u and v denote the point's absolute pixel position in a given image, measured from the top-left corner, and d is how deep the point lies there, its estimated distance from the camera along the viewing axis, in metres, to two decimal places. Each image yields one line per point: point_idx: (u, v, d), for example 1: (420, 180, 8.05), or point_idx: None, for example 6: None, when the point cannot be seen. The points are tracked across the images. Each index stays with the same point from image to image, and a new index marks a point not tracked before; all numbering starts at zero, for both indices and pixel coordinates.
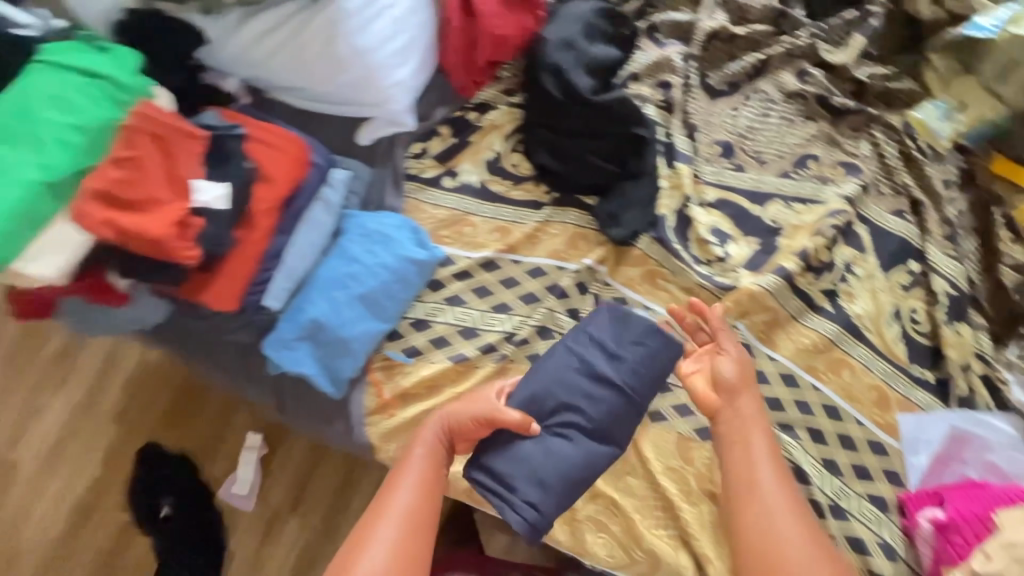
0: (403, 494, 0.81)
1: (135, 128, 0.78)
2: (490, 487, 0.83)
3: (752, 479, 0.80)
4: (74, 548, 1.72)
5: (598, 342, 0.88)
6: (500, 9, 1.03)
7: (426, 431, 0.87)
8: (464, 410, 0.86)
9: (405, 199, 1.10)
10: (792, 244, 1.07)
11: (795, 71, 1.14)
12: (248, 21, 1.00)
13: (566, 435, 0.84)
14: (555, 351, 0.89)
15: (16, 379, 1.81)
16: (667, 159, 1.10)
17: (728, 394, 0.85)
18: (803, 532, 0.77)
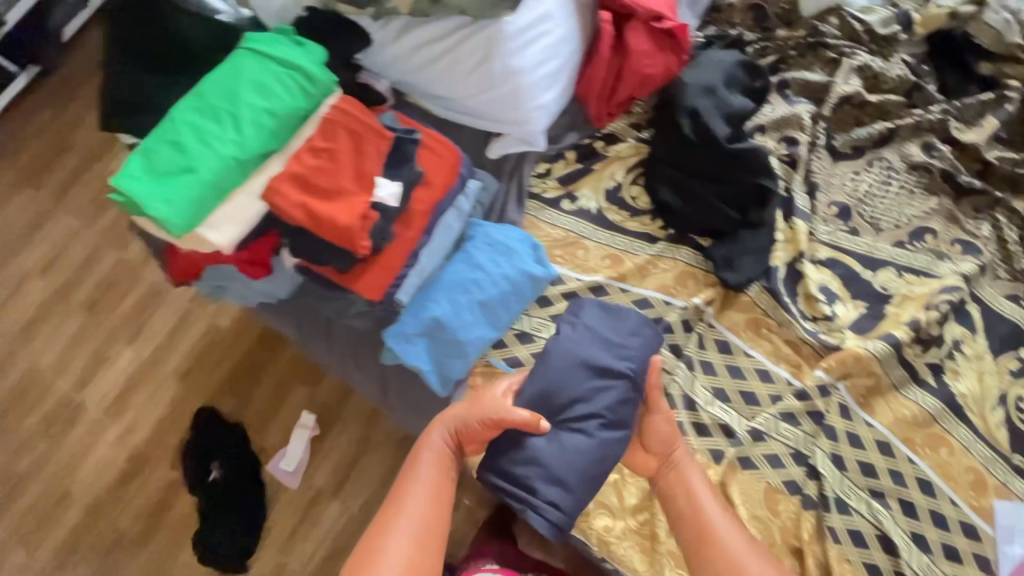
0: (415, 504, 0.85)
1: (334, 117, 0.77)
2: (512, 491, 0.88)
3: (698, 516, 0.87)
4: (121, 497, 1.74)
5: (596, 335, 0.94)
6: (652, 49, 1.06)
7: (432, 433, 0.92)
8: (467, 412, 0.90)
9: (524, 215, 1.14)
10: (901, 313, 1.07)
11: (921, 144, 1.15)
12: (411, 30, 1.05)
13: (579, 430, 0.90)
14: (559, 349, 0.93)
15: (96, 325, 1.88)
16: (784, 213, 1.12)
17: (664, 445, 0.94)
18: (753, 551, 0.84)
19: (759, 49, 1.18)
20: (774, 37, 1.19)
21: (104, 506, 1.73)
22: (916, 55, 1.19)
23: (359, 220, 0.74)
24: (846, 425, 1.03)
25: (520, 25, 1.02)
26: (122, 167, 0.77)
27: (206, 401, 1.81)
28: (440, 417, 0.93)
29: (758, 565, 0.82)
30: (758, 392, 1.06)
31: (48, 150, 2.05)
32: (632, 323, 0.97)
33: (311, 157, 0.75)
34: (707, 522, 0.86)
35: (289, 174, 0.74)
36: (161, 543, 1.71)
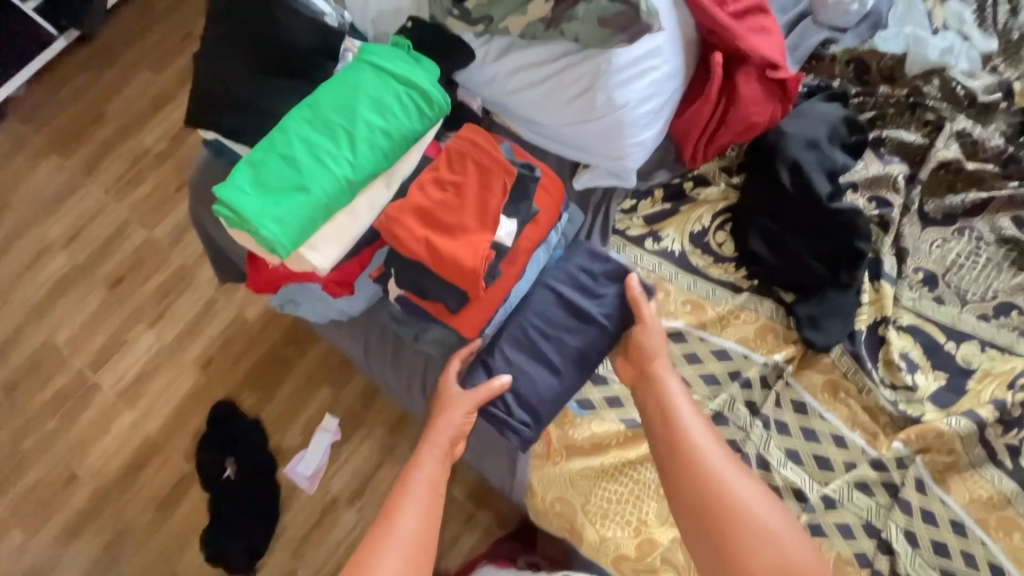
0: (404, 527, 0.79)
1: (460, 152, 0.74)
2: (491, 414, 0.91)
3: (674, 422, 0.84)
4: (123, 490, 1.60)
5: (572, 280, 0.96)
6: (760, 96, 1.03)
7: (427, 448, 0.88)
8: (450, 402, 0.89)
9: (606, 250, 1.10)
10: (981, 390, 1.05)
11: (1013, 217, 1.13)
12: (515, 50, 1.01)
13: (548, 361, 0.92)
14: (535, 287, 0.95)
15: (116, 302, 1.76)
16: (870, 275, 1.11)
17: (646, 357, 0.91)
18: (728, 459, 0.82)
19: (859, 103, 1.18)
20: (876, 92, 1.17)
21: (105, 497, 1.59)
22: (1013, 125, 1.16)
23: (482, 262, 0.70)
24: (921, 501, 1.00)
25: (629, 58, 0.99)
26: (227, 177, 0.73)
27: (225, 394, 1.67)
28: (433, 434, 0.89)
29: (734, 474, 0.80)
30: (833, 457, 1.03)
31: (82, 116, 1.95)
32: (609, 273, 0.96)
33: (438, 191, 0.72)
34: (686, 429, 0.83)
35: (414, 208, 0.71)
36: (164, 542, 1.56)
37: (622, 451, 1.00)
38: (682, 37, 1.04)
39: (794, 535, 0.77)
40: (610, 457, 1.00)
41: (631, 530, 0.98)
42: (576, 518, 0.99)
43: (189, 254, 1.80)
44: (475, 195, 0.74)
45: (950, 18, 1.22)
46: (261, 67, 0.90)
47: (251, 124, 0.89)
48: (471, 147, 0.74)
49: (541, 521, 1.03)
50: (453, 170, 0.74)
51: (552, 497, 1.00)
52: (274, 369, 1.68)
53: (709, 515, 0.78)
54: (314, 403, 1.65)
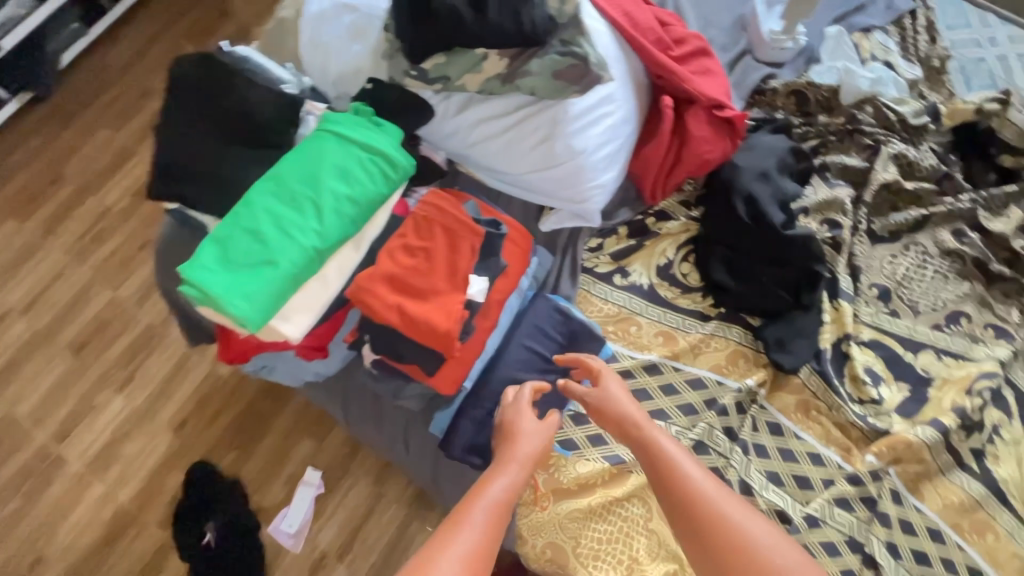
0: (479, 509, 0.72)
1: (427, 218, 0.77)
2: (475, 465, 0.92)
3: (664, 471, 0.80)
4: (95, 568, 1.52)
5: (541, 335, 0.97)
6: (711, 134, 1.08)
7: (510, 466, 0.80)
8: (527, 424, 0.85)
9: (577, 289, 1.13)
10: (943, 398, 1.10)
11: (953, 230, 1.20)
12: (475, 105, 1.05)
13: None
14: (509, 344, 0.96)
15: (82, 368, 1.70)
16: (829, 294, 1.15)
17: (616, 413, 0.88)
18: (729, 496, 0.77)
19: (802, 132, 1.24)
20: (816, 122, 1.24)
21: None
22: (944, 144, 1.25)
23: (455, 321, 0.71)
24: (898, 512, 1.03)
25: (584, 106, 1.03)
26: (192, 255, 0.73)
27: (202, 456, 1.61)
28: (510, 457, 0.81)
29: (734, 507, 0.76)
30: (811, 475, 1.06)
31: (38, 179, 1.91)
32: (579, 325, 0.99)
33: (407, 257, 0.74)
34: (678, 476, 0.79)
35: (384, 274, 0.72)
36: None
37: (608, 489, 1.02)
38: (633, 83, 1.09)
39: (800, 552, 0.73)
40: (597, 495, 1.01)
41: (623, 570, 0.98)
42: (569, 562, 0.99)
43: (156, 313, 1.76)
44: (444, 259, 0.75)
45: (876, 49, 1.31)
46: (224, 138, 0.91)
47: (213, 195, 0.88)
48: (438, 212, 0.78)
49: (533, 568, 1.02)
50: (423, 238, 0.77)
51: (543, 541, 1.00)
52: (252, 423, 1.64)
53: (721, 556, 0.72)
54: (295, 457, 1.60)
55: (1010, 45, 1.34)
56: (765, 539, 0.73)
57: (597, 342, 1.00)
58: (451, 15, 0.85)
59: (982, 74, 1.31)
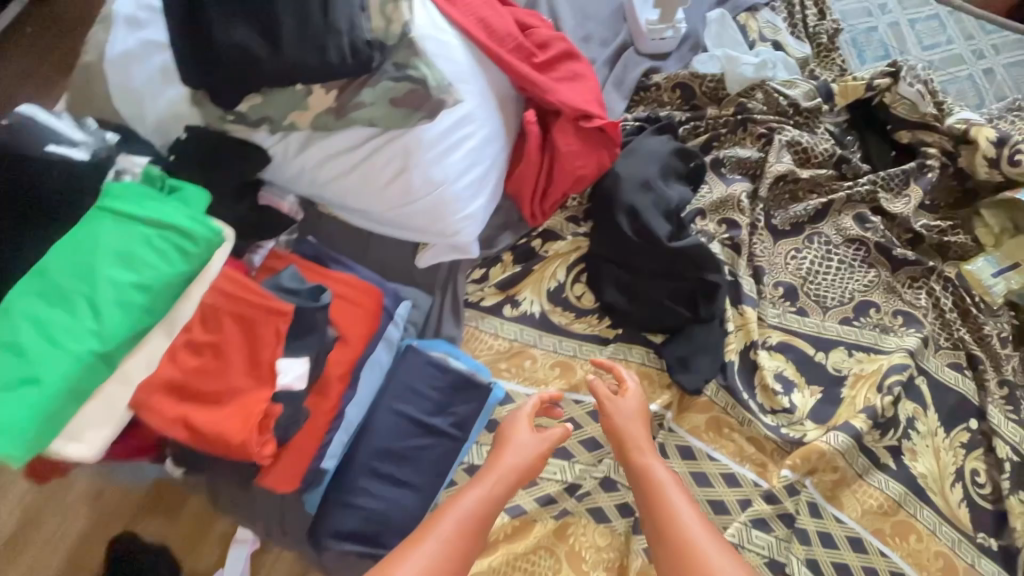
0: (448, 520, 0.69)
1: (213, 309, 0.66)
2: (347, 552, 0.83)
3: (654, 499, 0.74)
4: None
5: (411, 394, 0.88)
6: (582, 148, 1.00)
7: (492, 477, 0.77)
8: (521, 435, 0.82)
9: (464, 327, 1.04)
10: (856, 397, 1.05)
11: (855, 216, 1.14)
12: (315, 142, 0.92)
13: (404, 484, 0.85)
14: (376, 410, 0.86)
15: None
16: (732, 300, 1.08)
17: (624, 431, 0.85)
18: (714, 537, 0.69)
19: (691, 129, 1.15)
20: (704, 116, 1.15)
21: None
22: (839, 124, 1.19)
23: (252, 428, 0.63)
24: (817, 526, 0.99)
25: (439, 130, 0.92)
26: None
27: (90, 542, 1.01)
28: (495, 467, 0.78)
29: (720, 555, 0.66)
30: (727, 499, 1.00)
31: None
32: (456, 376, 0.90)
33: (190, 359, 0.64)
34: (664, 506, 0.73)
35: (164, 383, 0.63)
36: None
37: (510, 545, 0.94)
38: (494, 97, 0.98)
39: None
40: (498, 554, 0.94)
41: None
42: None
43: None
44: (243, 352, 0.66)
45: (764, 28, 1.23)
46: None
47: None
48: (228, 301, 0.65)
49: None
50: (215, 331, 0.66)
51: None
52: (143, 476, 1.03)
53: None
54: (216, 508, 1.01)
55: (901, 10, 1.28)
56: None
57: (484, 389, 0.91)
58: (241, 54, 0.72)
59: (874, 45, 1.25)
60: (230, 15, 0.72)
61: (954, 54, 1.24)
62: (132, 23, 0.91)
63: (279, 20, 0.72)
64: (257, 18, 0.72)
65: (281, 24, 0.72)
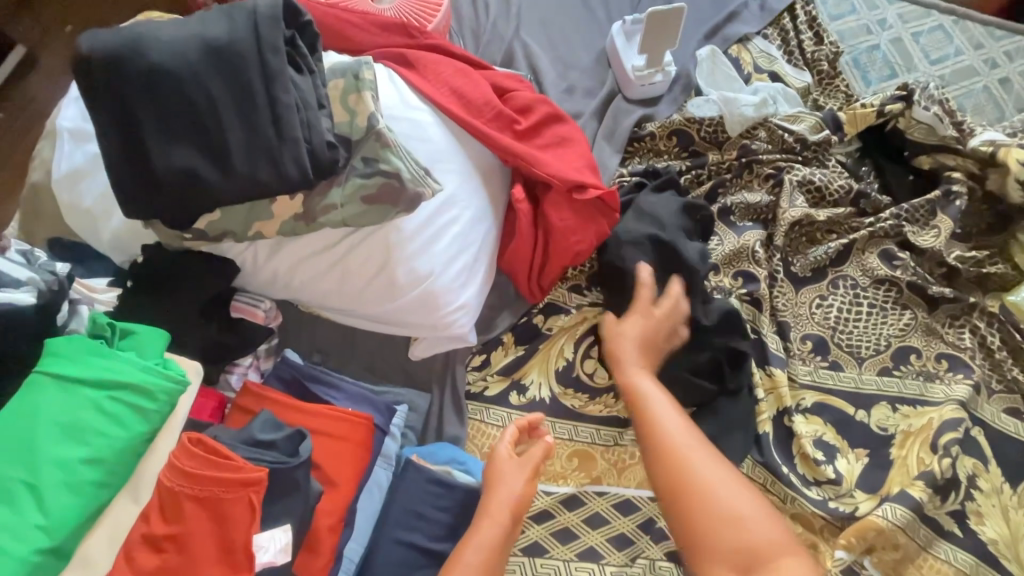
0: None
1: (173, 495, 0.57)
2: None
3: (644, 413, 0.80)
4: None
5: (415, 520, 0.78)
6: (577, 221, 0.91)
7: (484, 525, 0.74)
8: (505, 473, 0.79)
9: (467, 423, 0.94)
10: (908, 458, 0.95)
11: (882, 253, 1.05)
12: (284, 247, 0.84)
13: None
14: (379, 544, 0.77)
15: None
16: (758, 361, 0.99)
17: (614, 349, 0.88)
18: (700, 443, 0.75)
19: (693, 176, 1.06)
20: (705, 162, 1.07)
21: None
22: (851, 154, 1.11)
23: None
24: None
25: (419, 220, 0.84)
26: None
27: None
28: (489, 510, 0.76)
29: (706, 459, 0.73)
30: None
31: None
32: (464, 492, 0.81)
33: (149, 559, 0.55)
34: (653, 417, 0.79)
35: None
36: None
37: None
38: (477, 175, 0.90)
39: (765, 518, 0.68)
40: None
41: None
42: None
43: None
44: (211, 539, 0.57)
45: (758, 59, 1.15)
46: None
47: None
48: (187, 483, 0.56)
49: None
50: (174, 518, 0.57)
51: None
52: None
53: (680, 507, 0.70)
54: None
55: (902, 24, 1.20)
56: (728, 499, 0.69)
57: None
58: (186, 179, 0.66)
59: (878, 64, 1.17)
60: (170, 137, 0.65)
61: (965, 66, 1.16)
62: (77, 135, 0.83)
63: (226, 137, 0.66)
64: (202, 137, 0.66)
65: (229, 141, 0.66)
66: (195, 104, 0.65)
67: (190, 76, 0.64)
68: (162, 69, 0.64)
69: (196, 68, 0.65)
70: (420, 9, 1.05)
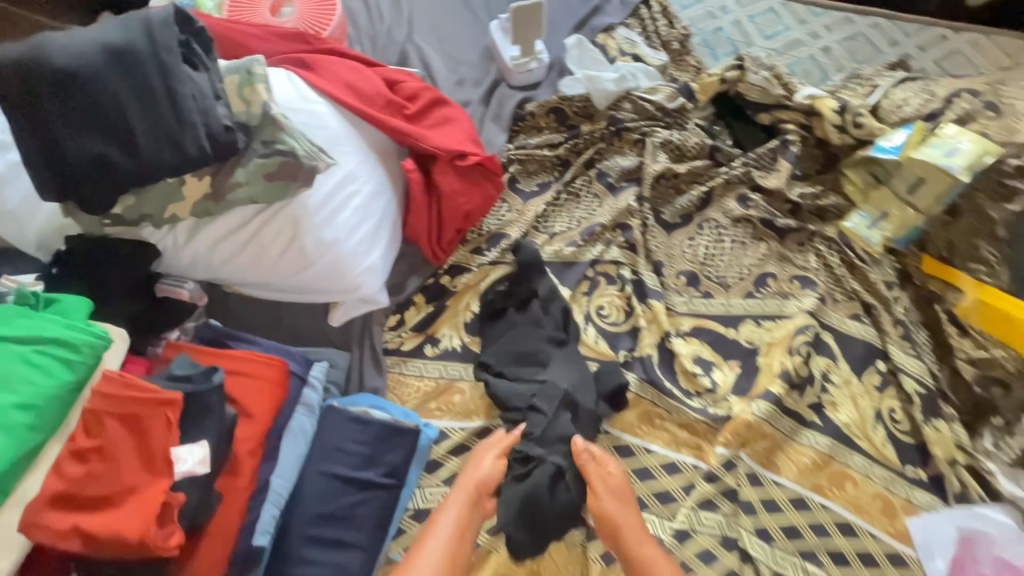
0: (430, 543, 0.87)
1: (94, 414, 0.67)
2: None
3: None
4: None
5: (337, 455, 0.88)
6: (463, 186, 1.06)
7: (456, 493, 0.92)
8: (482, 453, 0.96)
9: (388, 375, 1.06)
10: (771, 363, 1.10)
11: (737, 197, 1.23)
12: (201, 229, 0.94)
13: (348, 546, 0.85)
14: (306, 477, 0.87)
15: None
16: (639, 297, 1.14)
17: (610, 520, 0.91)
18: None
19: (571, 145, 1.23)
20: (579, 133, 1.23)
21: None
22: (706, 117, 1.30)
23: (148, 521, 0.63)
24: (760, 494, 1.03)
25: (322, 196, 0.96)
26: None
27: None
28: (462, 481, 0.93)
29: None
30: (672, 488, 1.03)
31: None
32: (380, 427, 0.91)
33: (75, 468, 0.65)
34: None
35: (52, 497, 0.64)
36: None
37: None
38: (373, 154, 1.03)
39: None
40: None
41: None
42: None
43: None
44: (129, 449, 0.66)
45: (622, 44, 1.33)
46: None
47: None
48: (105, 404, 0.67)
49: None
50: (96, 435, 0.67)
51: None
52: None
53: None
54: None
55: (740, 9, 1.41)
56: None
57: (412, 433, 0.92)
58: (96, 163, 0.76)
59: (723, 42, 1.37)
60: (78, 129, 0.75)
61: (793, 39, 1.37)
62: None
63: (130, 125, 0.76)
64: (107, 125, 0.76)
65: (133, 129, 0.77)
66: (99, 98, 0.75)
67: (93, 76, 0.75)
68: (66, 70, 0.74)
69: (97, 68, 0.75)
70: (316, 18, 1.18)
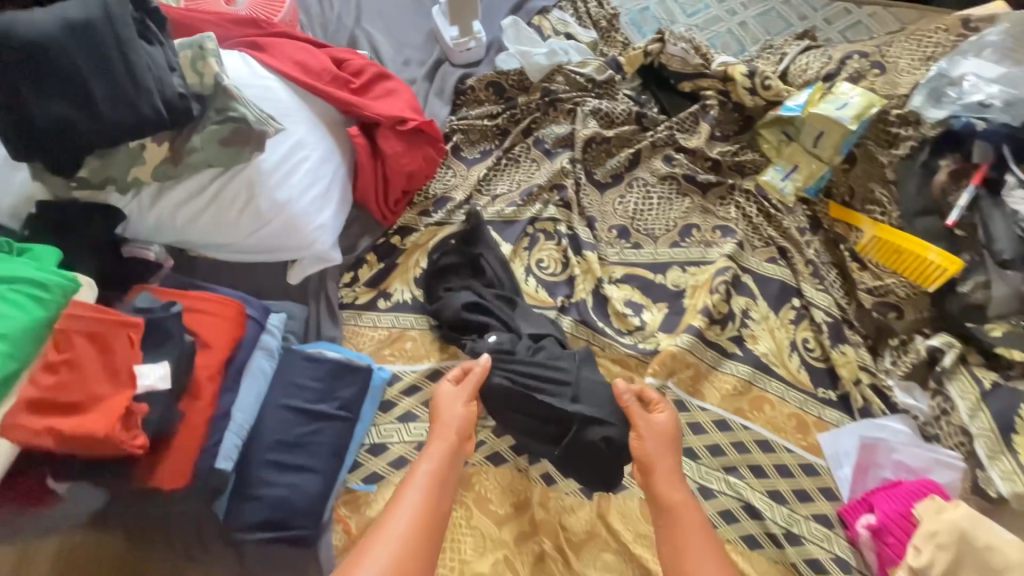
0: (412, 488, 0.81)
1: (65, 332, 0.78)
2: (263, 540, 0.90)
3: (673, 515, 0.84)
4: None
5: (293, 390, 0.97)
6: (405, 148, 1.17)
7: (437, 441, 0.88)
8: (449, 399, 0.93)
9: (343, 326, 1.15)
10: (695, 303, 1.22)
11: (663, 158, 1.35)
12: (164, 193, 1.03)
13: (306, 468, 0.94)
14: (265, 411, 0.95)
15: None
16: (574, 249, 1.25)
17: (648, 459, 0.90)
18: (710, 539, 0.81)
19: (509, 116, 1.34)
20: (517, 104, 1.35)
21: None
22: (635, 88, 1.42)
23: (117, 418, 0.76)
24: (686, 418, 1.13)
25: (275, 160, 1.05)
26: None
27: None
28: (439, 430, 0.89)
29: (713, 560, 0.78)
30: None
31: None
32: (333, 364, 1.00)
33: (47, 376, 0.76)
34: (681, 527, 0.82)
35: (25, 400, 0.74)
36: None
37: None
38: (322, 124, 1.13)
39: None
40: None
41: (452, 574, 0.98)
42: None
43: None
44: (97, 361, 0.79)
45: (556, 24, 1.44)
46: None
47: None
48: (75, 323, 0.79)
49: None
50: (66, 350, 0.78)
51: None
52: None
53: None
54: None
55: None
56: None
57: (363, 370, 1.01)
58: (61, 125, 0.85)
59: (649, 21, 1.50)
60: (43, 93, 0.84)
61: (712, 16, 1.51)
62: None
63: (89, 90, 0.86)
64: (69, 90, 0.85)
65: (92, 94, 0.86)
66: (60, 66, 0.84)
67: (54, 45, 0.84)
68: (29, 41, 0.83)
69: (57, 38, 0.84)
70: (266, 6, 1.28)
